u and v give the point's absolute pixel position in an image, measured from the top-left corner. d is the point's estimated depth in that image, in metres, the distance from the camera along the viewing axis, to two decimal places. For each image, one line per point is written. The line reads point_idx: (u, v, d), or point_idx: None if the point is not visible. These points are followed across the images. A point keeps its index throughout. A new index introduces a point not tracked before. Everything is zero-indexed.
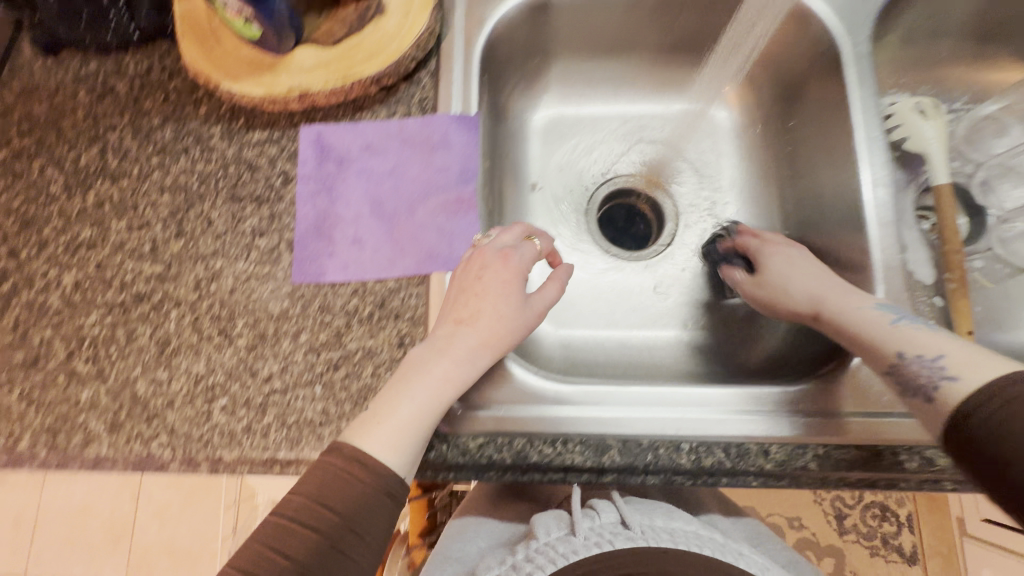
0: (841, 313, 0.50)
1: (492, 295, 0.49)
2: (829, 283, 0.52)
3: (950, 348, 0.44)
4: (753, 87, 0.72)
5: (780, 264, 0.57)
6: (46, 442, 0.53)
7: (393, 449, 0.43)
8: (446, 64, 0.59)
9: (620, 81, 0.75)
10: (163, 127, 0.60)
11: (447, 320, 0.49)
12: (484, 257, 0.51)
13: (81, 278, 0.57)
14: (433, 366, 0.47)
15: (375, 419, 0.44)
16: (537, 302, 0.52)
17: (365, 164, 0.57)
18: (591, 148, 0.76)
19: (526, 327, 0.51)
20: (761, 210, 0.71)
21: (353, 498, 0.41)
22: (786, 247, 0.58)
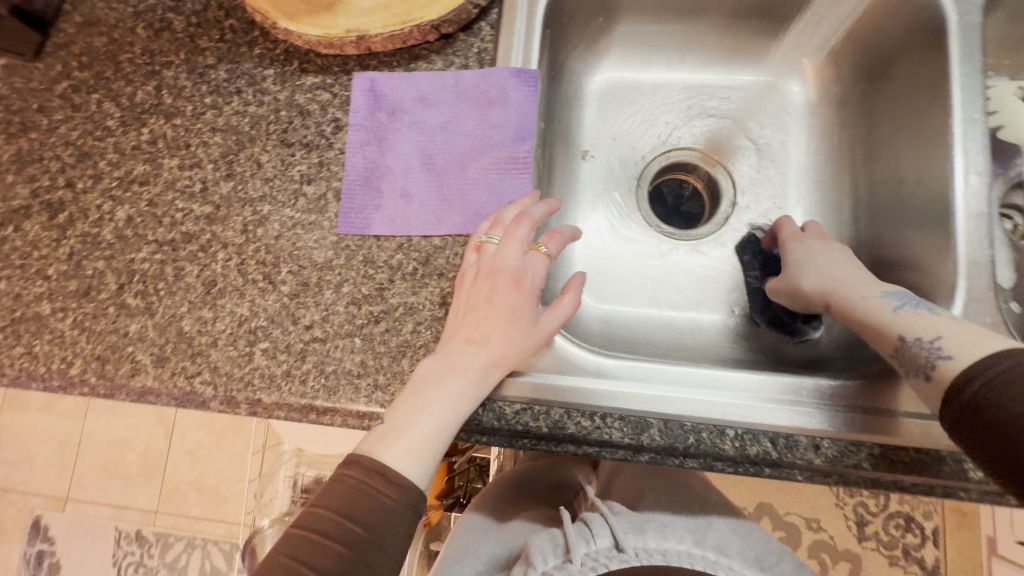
0: (841, 304, 0.50)
1: (502, 320, 0.48)
2: (837, 271, 0.52)
3: (951, 331, 0.43)
4: (834, 60, 0.67)
5: (795, 255, 0.56)
6: (95, 370, 0.55)
7: (412, 458, 0.44)
8: (509, 14, 0.56)
9: (689, 47, 0.70)
10: (217, 67, 0.60)
11: (458, 336, 0.48)
12: (495, 276, 0.48)
13: (134, 214, 0.58)
14: (448, 383, 0.46)
15: (392, 434, 0.45)
16: (552, 319, 0.50)
17: (418, 116, 0.56)
18: (649, 118, 0.72)
19: (540, 345, 0.49)
20: (828, 196, 0.66)
21: (373, 513, 0.42)
22: (806, 241, 0.57)
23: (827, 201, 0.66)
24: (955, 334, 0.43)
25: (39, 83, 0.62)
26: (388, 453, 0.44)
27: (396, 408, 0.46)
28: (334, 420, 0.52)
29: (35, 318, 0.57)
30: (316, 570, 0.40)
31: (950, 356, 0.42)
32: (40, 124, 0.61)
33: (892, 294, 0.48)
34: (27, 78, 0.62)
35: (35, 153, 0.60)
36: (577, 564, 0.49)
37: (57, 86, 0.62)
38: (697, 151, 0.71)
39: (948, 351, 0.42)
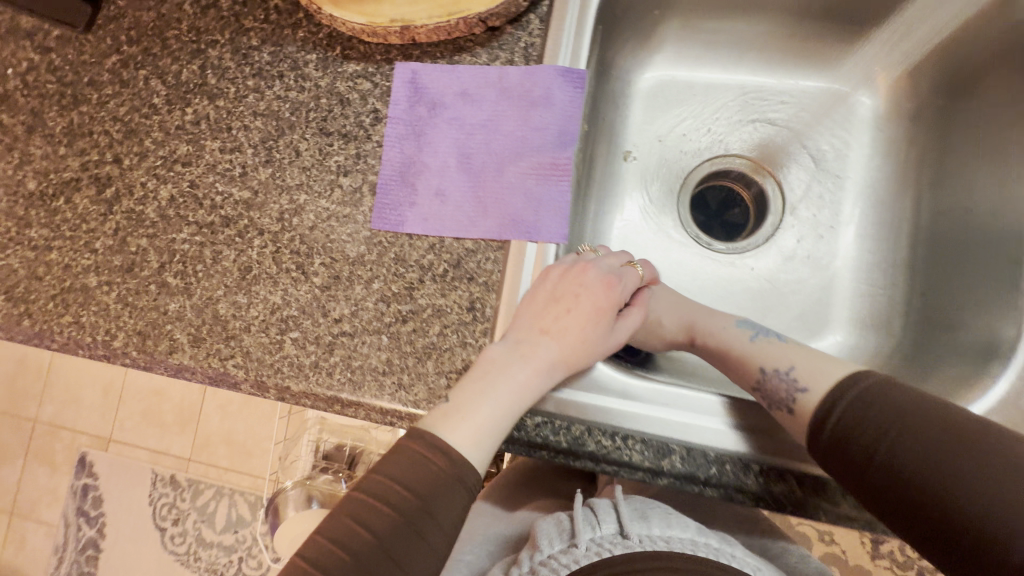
0: (708, 339, 0.55)
1: (585, 318, 0.49)
2: (696, 308, 0.57)
3: (801, 359, 0.49)
4: (909, 70, 0.62)
5: (645, 294, 0.58)
6: (137, 344, 0.57)
7: (476, 441, 0.44)
8: (560, 8, 0.53)
9: (750, 46, 0.65)
10: (261, 49, 0.59)
11: (533, 326, 0.48)
12: (586, 276, 0.50)
13: (176, 194, 0.59)
14: (520, 372, 0.46)
15: (459, 414, 0.44)
16: (625, 329, 0.52)
17: (458, 112, 0.54)
18: (698, 121, 0.68)
19: (610, 350, 0.50)
20: (885, 218, 0.62)
21: (424, 479, 0.42)
22: (650, 280, 0.60)
23: (884, 223, 0.62)
24: (803, 362, 0.49)
25: (90, 56, 0.63)
26: (456, 434, 0.44)
27: (462, 389, 0.45)
28: (358, 414, 0.53)
29: (82, 289, 0.59)
30: (376, 534, 0.40)
31: (807, 386, 0.47)
32: (90, 97, 0.62)
33: (745, 328, 0.54)
34: (79, 51, 0.63)
35: (85, 126, 0.62)
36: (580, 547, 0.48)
37: (108, 59, 0.62)
38: (748, 160, 0.67)
39: (806, 381, 0.48)
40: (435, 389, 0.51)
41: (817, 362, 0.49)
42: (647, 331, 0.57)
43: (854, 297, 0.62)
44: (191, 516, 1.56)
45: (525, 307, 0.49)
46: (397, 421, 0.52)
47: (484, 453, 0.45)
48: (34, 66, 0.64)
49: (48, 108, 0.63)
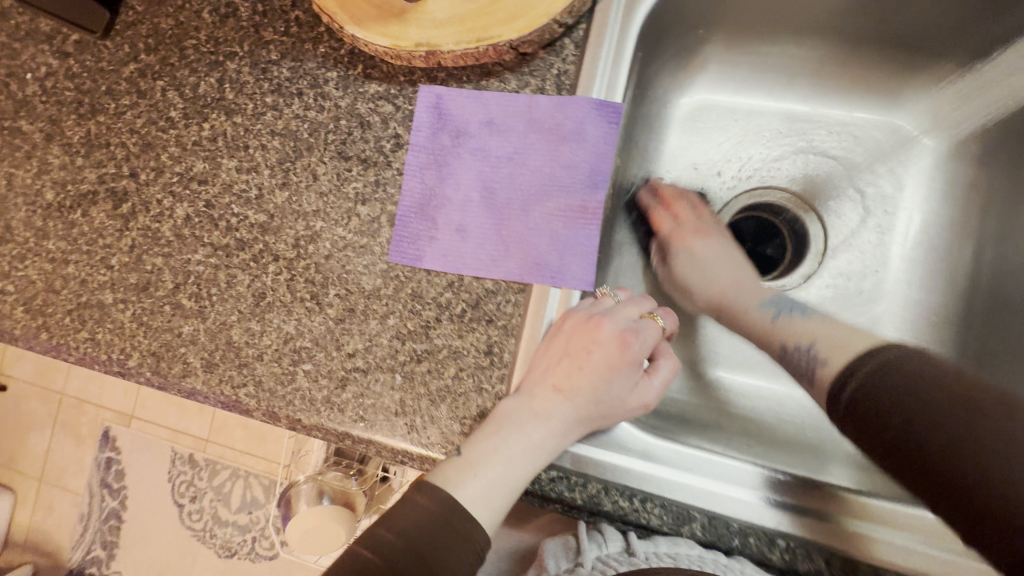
0: (734, 312, 0.55)
1: (598, 376, 0.45)
2: (728, 279, 0.57)
3: (827, 335, 0.49)
4: (976, 106, 0.56)
5: (686, 260, 0.59)
6: (151, 365, 0.56)
7: (483, 502, 0.41)
8: (597, 35, 0.49)
9: (801, 71, 0.60)
10: (280, 63, 0.56)
11: (547, 382, 0.44)
12: (602, 330, 0.45)
13: (192, 213, 0.57)
14: (532, 430, 0.43)
15: (470, 470, 0.41)
16: (648, 389, 0.46)
17: (483, 142, 0.51)
18: (738, 150, 0.63)
19: (631, 414, 0.45)
20: (935, 267, 0.58)
21: (411, 523, 0.39)
22: (692, 239, 0.59)
23: (934, 274, 0.58)
24: (825, 337, 0.48)
25: (109, 63, 0.61)
26: (464, 490, 0.41)
27: (474, 441, 0.43)
28: (368, 451, 0.52)
29: (98, 305, 0.58)
30: None
31: (826, 358, 0.47)
32: (108, 107, 0.61)
33: (771, 303, 0.54)
34: (98, 57, 0.61)
35: (103, 137, 0.60)
36: (586, 567, 0.48)
37: (126, 67, 0.60)
38: (789, 193, 0.63)
39: (824, 355, 0.48)
40: (447, 434, 0.49)
41: (844, 340, 0.47)
42: (682, 295, 0.60)
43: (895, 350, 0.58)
44: (207, 495, 1.47)
45: (538, 360, 0.45)
46: (407, 460, 0.51)
47: (490, 514, 0.41)
48: (53, 71, 0.62)
49: (66, 116, 0.61)
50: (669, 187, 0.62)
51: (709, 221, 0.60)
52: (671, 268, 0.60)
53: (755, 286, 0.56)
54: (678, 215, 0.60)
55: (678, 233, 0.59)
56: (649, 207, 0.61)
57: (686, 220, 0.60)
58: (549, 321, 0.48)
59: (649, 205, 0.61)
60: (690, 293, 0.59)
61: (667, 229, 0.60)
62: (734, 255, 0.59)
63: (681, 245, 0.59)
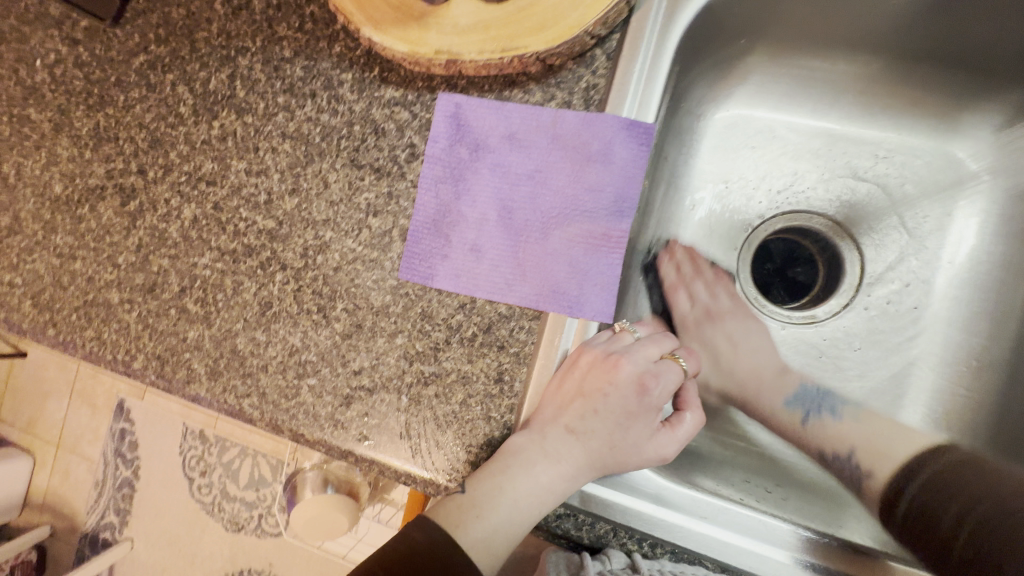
0: (760, 407, 0.57)
1: (612, 421, 0.44)
2: (745, 367, 0.57)
3: (861, 440, 0.53)
4: None
5: (699, 343, 0.58)
6: (155, 368, 0.55)
7: (487, 544, 0.40)
8: (632, 47, 0.46)
9: (850, 87, 0.57)
10: (293, 62, 0.54)
11: (558, 421, 0.44)
12: (618, 372, 0.44)
13: (199, 215, 0.56)
14: (540, 471, 0.42)
15: (473, 511, 0.40)
16: (665, 438, 0.45)
17: (502, 158, 0.48)
18: (775, 169, 0.60)
19: (644, 463, 0.44)
20: (977, 307, 0.55)
21: (406, 562, 0.38)
22: (707, 326, 0.59)
23: (977, 314, 0.55)
24: (865, 445, 0.53)
25: (118, 53, 0.59)
26: (467, 532, 0.40)
27: (480, 479, 0.42)
28: (370, 472, 0.50)
29: (104, 304, 0.57)
30: None
31: (871, 469, 0.52)
32: (117, 99, 0.59)
33: (800, 399, 0.56)
34: (107, 46, 0.59)
35: (111, 131, 0.59)
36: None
37: (135, 58, 0.58)
38: (827, 220, 0.60)
39: (865, 464, 0.52)
40: (452, 461, 0.47)
41: (880, 444, 0.53)
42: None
43: (928, 393, 0.56)
44: (216, 470, 1.44)
45: (550, 397, 0.45)
46: (409, 483, 0.49)
47: (493, 557, 0.41)
48: (61, 59, 0.60)
49: (75, 106, 0.60)
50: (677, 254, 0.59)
51: (723, 304, 0.59)
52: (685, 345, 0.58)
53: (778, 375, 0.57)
54: (693, 291, 0.59)
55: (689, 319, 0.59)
56: (665, 267, 0.58)
57: (699, 302, 0.59)
58: (562, 351, 0.46)
59: (665, 265, 0.58)
60: (706, 383, 0.58)
61: (683, 309, 0.59)
62: (756, 332, 0.59)
63: (692, 332, 0.58)
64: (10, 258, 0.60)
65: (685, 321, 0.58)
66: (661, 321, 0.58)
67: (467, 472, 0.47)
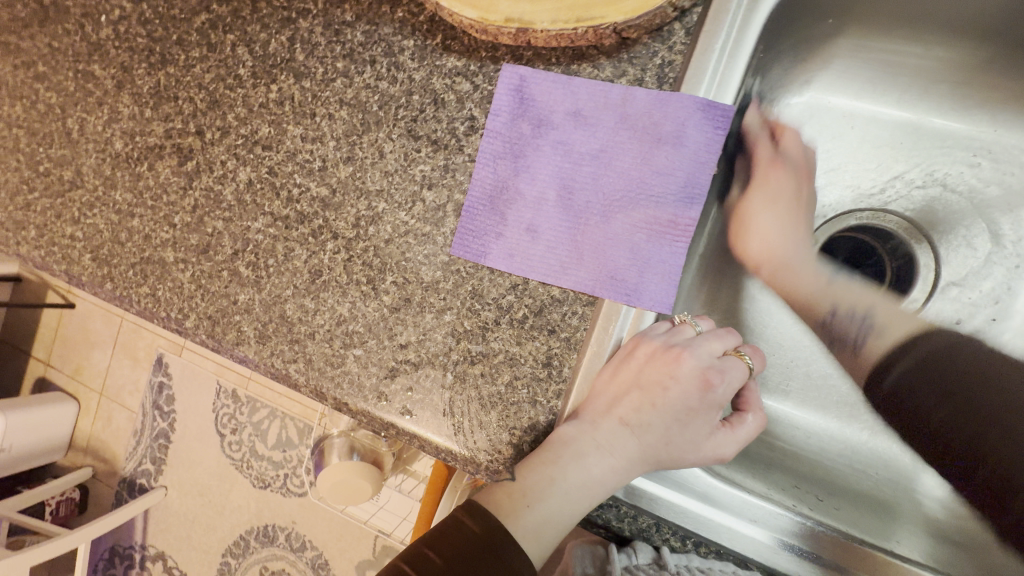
0: (787, 272, 0.56)
1: (670, 416, 0.42)
2: (796, 249, 0.56)
3: (862, 299, 0.57)
4: None
5: (769, 204, 0.54)
6: (205, 328, 0.55)
7: (536, 534, 0.40)
8: (714, 23, 0.43)
9: (944, 78, 0.53)
10: (354, 26, 0.52)
11: (611, 412, 0.43)
12: (678, 366, 0.42)
13: (254, 178, 0.56)
14: (592, 462, 0.41)
15: (523, 499, 0.40)
16: (724, 439, 0.43)
17: (567, 135, 0.46)
18: (849, 161, 0.58)
19: (703, 461, 0.43)
20: None
21: (455, 543, 0.38)
22: (785, 176, 0.54)
23: None
24: (885, 309, 0.56)
25: (180, 11, 0.59)
26: (517, 520, 0.40)
27: (529, 467, 0.42)
28: (411, 446, 0.50)
29: (160, 262, 0.58)
30: None
31: (878, 331, 0.56)
32: (177, 58, 0.59)
33: (845, 315, 0.57)
34: (170, 3, 0.59)
35: (171, 90, 0.59)
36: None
37: (197, 17, 0.58)
38: (902, 220, 0.57)
39: (879, 324, 0.56)
40: (494, 442, 0.47)
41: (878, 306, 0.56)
42: (746, 232, 0.55)
43: None
44: (247, 429, 1.49)
45: (602, 387, 0.44)
46: (449, 459, 0.48)
47: (541, 547, 0.41)
48: (125, 15, 0.60)
49: (137, 64, 0.60)
50: (789, 135, 0.54)
51: (799, 160, 0.55)
52: (758, 198, 0.54)
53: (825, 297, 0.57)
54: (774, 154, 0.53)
55: (780, 169, 0.53)
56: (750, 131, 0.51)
57: (783, 158, 0.54)
58: (616, 340, 0.45)
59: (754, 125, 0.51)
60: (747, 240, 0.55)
61: (766, 154, 0.53)
62: (795, 213, 0.55)
63: (767, 191, 0.53)
64: (72, 212, 0.61)
65: (769, 180, 0.53)
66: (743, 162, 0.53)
67: (509, 454, 0.46)
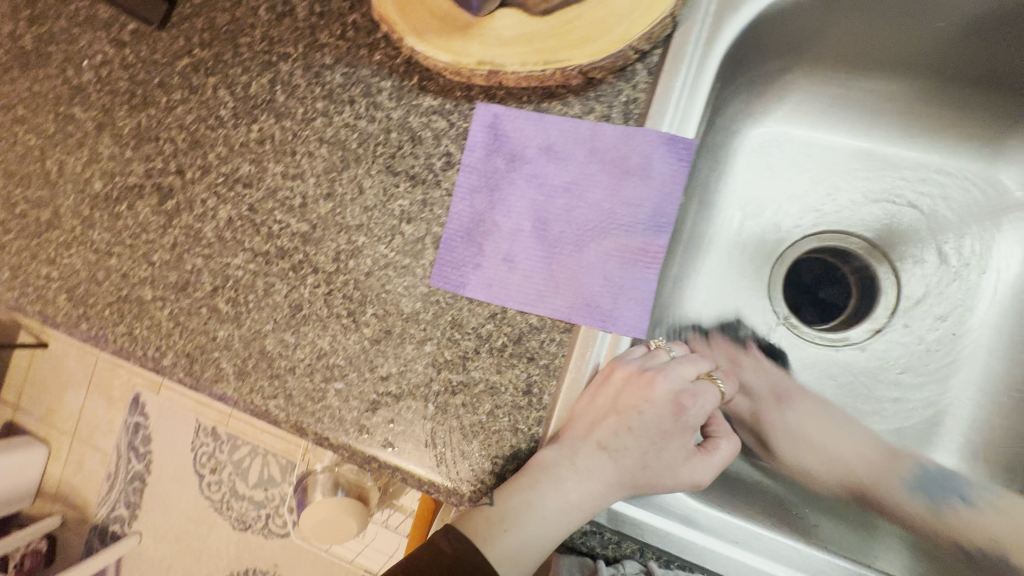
0: (879, 494, 0.53)
1: (646, 440, 0.43)
2: (857, 439, 0.56)
3: (978, 514, 0.51)
4: None
5: (797, 417, 0.56)
6: (184, 365, 0.55)
7: (514, 558, 0.40)
8: (674, 63, 0.46)
9: (887, 108, 0.57)
10: (334, 69, 0.54)
11: (589, 436, 0.43)
12: (653, 391, 0.43)
13: (234, 216, 0.56)
14: (570, 486, 0.41)
15: (502, 524, 0.40)
16: (699, 465, 0.44)
17: (539, 169, 0.48)
18: (808, 187, 0.61)
19: (678, 487, 0.44)
20: (1003, 348, 0.55)
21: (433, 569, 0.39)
22: (801, 398, 0.57)
23: (1014, 344, 0.55)
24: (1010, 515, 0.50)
25: (163, 56, 0.60)
26: (494, 545, 0.40)
27: (508, 493, 0.42)
28: (393, 480, 0.49)
29: (138, 300, 0.58)
30: None
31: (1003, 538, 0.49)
32: (159, 101, 0.60)
33: (923, 487, 0.53)
34: (152, 48, 0.60)
35: (152, 131, 0.60)
36: None
37: (179, 61, 0.60)
38: (863, 242, 0.60)
39: (982, 514, 0.51)
40: (476, 472, 0.47)
41: None
42: (789, 453, 0.55)
43: (965, 420, 0.55)
44: (227, 469, 1.44)
45: (580, 413, 0.44)
46: (432, 491, 0.48)
47: (518, 572, 0.40)
48: (108, 59, 0.62)
49: (119, 106, 0.61)
50: (715, 339, 0.59)
51: (784, 376, 0.58)
52: (789, 411, 0.56)
53: (885, 453, 0.56)
54: (780, 392, 0.57)
55: (775, 388, 0.58)
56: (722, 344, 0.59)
57: (767, 387, 0.57)
58: (594, 365, 0.46)
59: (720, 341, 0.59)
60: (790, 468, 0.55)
61: (762, 386, 0.57)
62: (822, 410, 0.57)
63: (771, 424, 0.56)
64: (48, 252, 0.61)
65: (777, 397, 0.57)
66: (731, 359, 0.58)
67: (491, 483, 0.46)
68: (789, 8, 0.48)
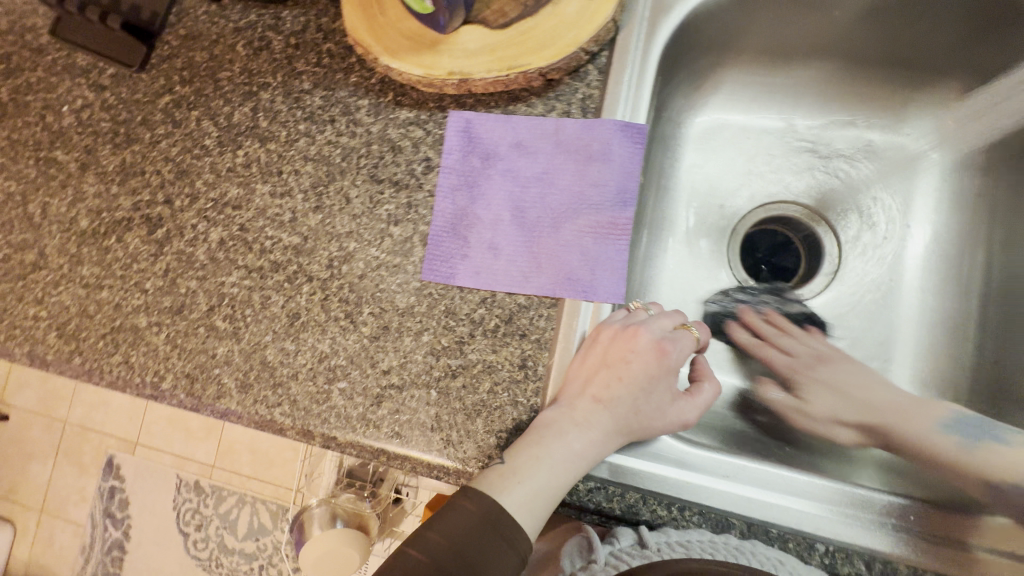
0: (908, 437, 0.54)
1: (636, 387, 0.48)
2: (879, 394, 0.57)
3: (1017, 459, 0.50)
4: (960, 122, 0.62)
5: (821, 374, 0.59)
6: (185, 387, 0.56)
7: (530, 509, 0.43)
8: (620, 62, 0.53)
9: (806, 91, 0.66)
10: (313, 93, 0.59)
11: (584, 391, 0.47)
12: (637, 341, 0.49)
13: (226, 237, 0.59)
14: (572, 437, 0.45)
15: (515, 477, 0.44)
16: (685, 407, 0.49)
17: (512, 163, 0.54)
18: (749, 165, 0.68)
19: (669, 428, 0.48)
20: (933, 286, 0.63)
21: (458, 527, 0.41)
22: (840, 361, 0.60)
23: (940, 282, 0.62)
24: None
25: (144, 94, 0.63)
26: (511, 498, 0.43)
27: (517, 451, 0.45)
28: (403, 470, 0.51)
29: (132, 329, 0.59)
30: None
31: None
32: (143, 137, 0.63)
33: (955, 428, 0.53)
34: (133, 88, 0.64)
35: (137, 166, 0.62)
36: (599, 563, 0.47)
37: (161, 99, 0.63)
38: (803, 207, 0.67)
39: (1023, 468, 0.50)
40: (483, 447, 0.49)
41: None
42: (812, 413, 0.58)
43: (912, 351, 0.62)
44: (213, 522, 1.39)
45: (574, 373, 0.48)
46: (442, 475, 0.50)
47: (534, 520, 0.43)
48: (88, 103, 0.64)
49: (101, 146, 0.63)
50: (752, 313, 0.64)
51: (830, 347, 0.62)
52: (816, 368, 0.60)
53: (915, 403, 0.56)
54: (814, 356, 0.61)
55: (832, 359, 0.60)
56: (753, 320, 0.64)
57: (799, 353, 0.61)
58: (581, 332, 0.50)
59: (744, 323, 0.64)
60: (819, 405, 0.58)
61: (783, 350, 0.62)
62: (854, 371, 0.59)
63: (807, 377, 0.59)
64: (33, 294, 0.61)
65: (830, 364, 0.60)
66: (785, 328, 0.63)
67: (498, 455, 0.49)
68: (711, 11, 0.56)
